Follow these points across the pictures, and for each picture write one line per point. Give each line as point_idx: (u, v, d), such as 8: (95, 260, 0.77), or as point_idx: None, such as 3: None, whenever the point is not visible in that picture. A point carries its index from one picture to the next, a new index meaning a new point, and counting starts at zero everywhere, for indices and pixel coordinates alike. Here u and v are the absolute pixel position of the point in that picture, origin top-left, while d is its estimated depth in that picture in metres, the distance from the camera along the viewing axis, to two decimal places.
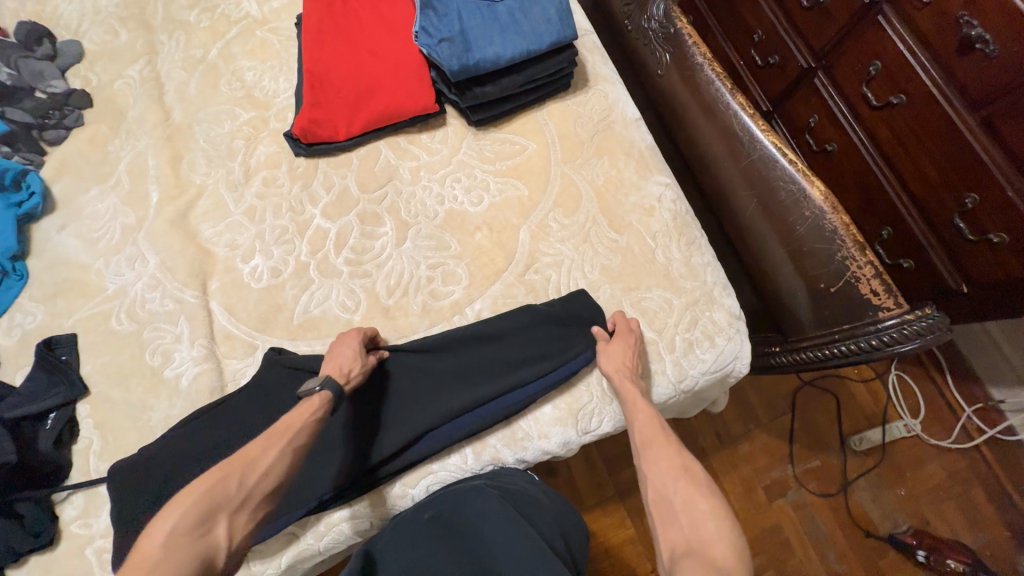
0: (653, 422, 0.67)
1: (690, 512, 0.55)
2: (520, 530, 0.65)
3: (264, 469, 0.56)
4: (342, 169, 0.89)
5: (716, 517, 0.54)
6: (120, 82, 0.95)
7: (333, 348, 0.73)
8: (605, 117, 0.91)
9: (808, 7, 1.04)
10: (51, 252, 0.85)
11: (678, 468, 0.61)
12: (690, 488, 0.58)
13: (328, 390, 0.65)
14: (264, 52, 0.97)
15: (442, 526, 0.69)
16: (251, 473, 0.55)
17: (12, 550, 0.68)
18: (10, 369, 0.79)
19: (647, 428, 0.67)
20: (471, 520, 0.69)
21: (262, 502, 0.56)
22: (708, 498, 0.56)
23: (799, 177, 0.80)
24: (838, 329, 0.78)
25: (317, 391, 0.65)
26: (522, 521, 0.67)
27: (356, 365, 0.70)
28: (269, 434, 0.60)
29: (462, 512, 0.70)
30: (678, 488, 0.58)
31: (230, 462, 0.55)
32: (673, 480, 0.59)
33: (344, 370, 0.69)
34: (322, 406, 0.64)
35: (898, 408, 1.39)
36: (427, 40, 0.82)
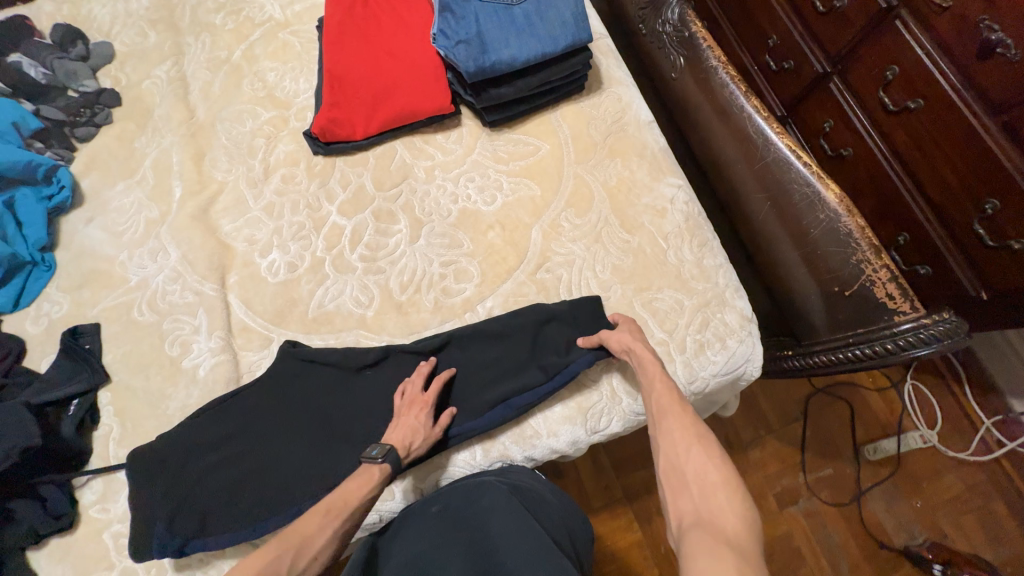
0: (670, 392, 0.65)
1: (701, 482, 0.55)
2: (524, 523, 0.66)
3: (316, 551, 0.58)
4: (359, 167, 0.90)
5: (727, 487, 0.53)
6: (148, 82, 0.98)
7: (402, 411, 0.73)
8: (619, 118, 0.92)
9: (824, 11, 1.04)
10: (78, 244, 0.88)
11: (693, 436, 0.59)
12: (703, 457, 0.57)
13: (388, 466, 0.67)
14: (285, 54, 0.99)
15: (448, 517, 0.70)
16: (305, 553, 0.57)
17: (35, 531, 0.70)
18: (36, 356, 0.82)
19: (665, 397, 0.65)
20: (476, 510, 0.70)
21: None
22: (717, 464, 0.56)
23: (814, 180, 0.80)
24: (853, 333, 0.78)
25: (379, 467, 0.66)
26: (526, 515, 0.68)
27: (420, 439, 0.70)
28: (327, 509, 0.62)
29: (467, 503, 0.71)
30: (693, 457, 0.57)
31: (286, 538, 0.58)
32: (685, 448, 0.58)
33: (406, 443, 0.69)
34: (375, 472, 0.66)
35: (914, 418, 1.36)
36: (444, 42, 0.84)
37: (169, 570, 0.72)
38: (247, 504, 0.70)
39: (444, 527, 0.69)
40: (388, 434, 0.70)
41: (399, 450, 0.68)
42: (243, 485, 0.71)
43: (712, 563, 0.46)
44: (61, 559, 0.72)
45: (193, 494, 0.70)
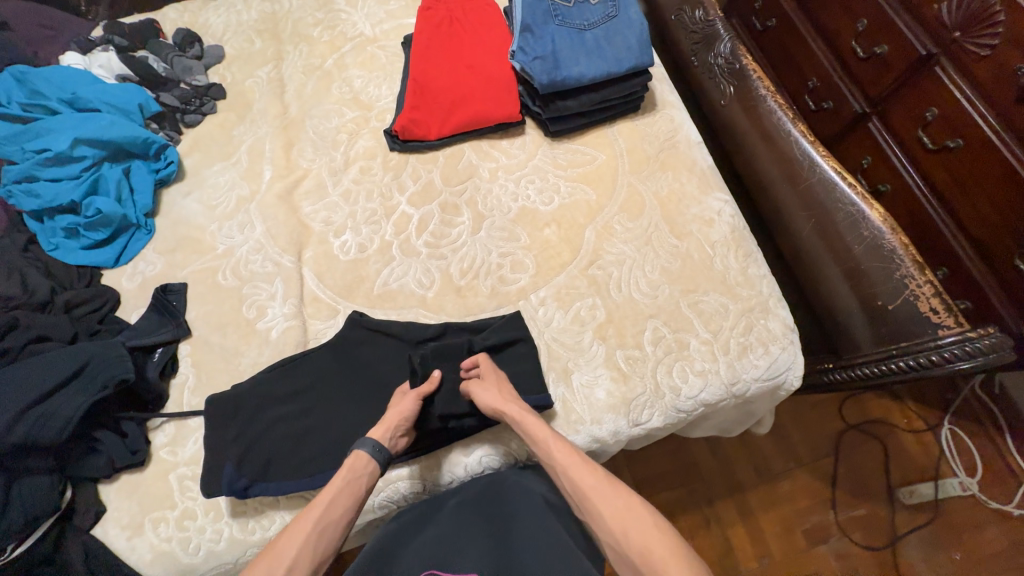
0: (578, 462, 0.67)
1: (648, 564, 0.57)
2: (543, 520, 0.68)
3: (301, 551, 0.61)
4: (430, 165, 0.99)
5: (675, 562, 0.56)
6: (250, 80, 1.11)
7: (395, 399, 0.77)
8: (671, 137, 0.99)
9: (865, 57, 1.11)
10: (176, 213, 0.98)
11: (631, 516, 0.61)
12: (642, 536, 0.59)
13: (364, 449, 0.70)
14: (372, 64, 1.11)
15: (468, 504, 0.74)
16: (278, 564, 0.59)
17: (112, 463, 0.76)
18: (129, 307, 0.91)
19: (588, 483, 0.65)
20: (499, 504, 0.73)
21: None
22: (661, 536, 0.59)
23: (858, 201, 0.85)
24: (895, 346, 0.80)
25: (355, 453, 0.70)
26: (544, 513, 0.69)
27: (401, 425, 0.73)
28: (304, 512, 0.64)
29: (489, 494, 0.75)
30: (634, 540, 0.59)
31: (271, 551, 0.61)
32: (624, 536, 0.60)
33: (389, 426, 0.73)
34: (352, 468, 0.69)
35: (952, 464, 1.32)
36: (523, 57, 0.94)
37: (227, 515, 0.76)
38: (306, 458, 0.75)
39: (465, 515, 0.72)
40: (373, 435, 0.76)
41: (380, 437, 0.72)
42: (304, 439, 0.76)
43: None
44: (130, 494, 0.77)
45: (260, 442, 0.75)
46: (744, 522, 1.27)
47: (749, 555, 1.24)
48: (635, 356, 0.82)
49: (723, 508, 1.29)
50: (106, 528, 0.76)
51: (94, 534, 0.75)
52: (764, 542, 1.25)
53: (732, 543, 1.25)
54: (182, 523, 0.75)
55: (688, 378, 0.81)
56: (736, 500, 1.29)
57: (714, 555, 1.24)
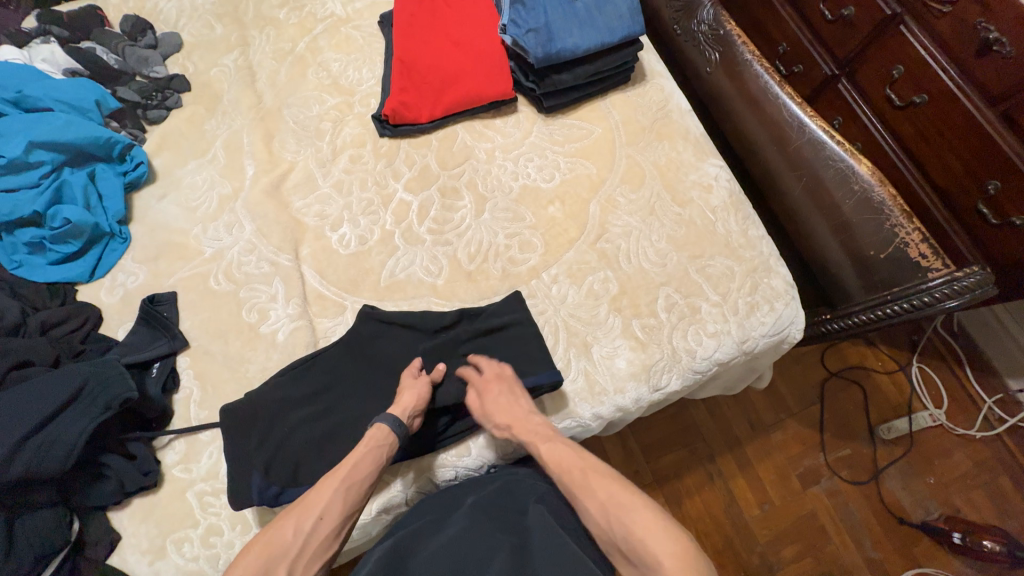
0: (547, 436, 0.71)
1: (631, 542, 0.57)
2: (562, 540, 0.62)
3: (320, 512, 0.62)
4: (423, 149, 0.96)
5: (653, 538, 0.56)
6: (216, 70, 1.03)
7: (408, 384, 0.75)
8: (663, 107, 1.00)
9: (833, 19, 1.04)
10: (152, 218, 0.91)
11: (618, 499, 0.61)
12: (621, 516, 0.59)
13: (382, 427, 0.69)
14: (348, 46, 1.05)
15: (481, 508, 0.69)
16: (307, 519, 0.61)
17: (123, 488, 0.72)
18: (114, 324, 0.84)
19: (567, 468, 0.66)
20: (514, 513, 0.69)
21: (323, 546, 0.62)
22: (641, 511, 0.58)
23: (846, 157, 0.88)
24: (889, 291, 0.85)
25: (375, 425, 0.70)
26: (564, 538, 0.63)
27: (418, 406, 0.73)
28: (331, 476, 0.66)
29: (503, 502, 0.71)
30: (615, 523, 0.59)
31: (294, 511, 0.62)
32: (605, 519, 0.60)
33: (407, 406, 0.72)
34: (375, 438, 0.69)
35: (922, 398, 1.43)
36: (515, 30, 0.92)
37: (255, 525, 0.73)
38: (336, 456, 0.73)
39: (477, 520, 0.67)
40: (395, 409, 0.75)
41: (399, 413, 0.71)
42: (332, 438, 0.74)
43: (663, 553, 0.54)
44: (145, 519, 0.73)
45: (284, 447, 0.72)
46: (744, 473, 1.35)
47: (751, 502, 1.32)
48: (650, 324, 0.84)
49: (724, 463, 1.35)
50: (123, 555, 0.72)
51: (111, 563, 0.71)
52: (763, 489, 1.33)
53: (735, 493, 1.33)
54: (207, 540, 0.72)
55: (702, 340, 0.84)
56: (735, 454, 1.37)
57: (718, 506, 1.31)
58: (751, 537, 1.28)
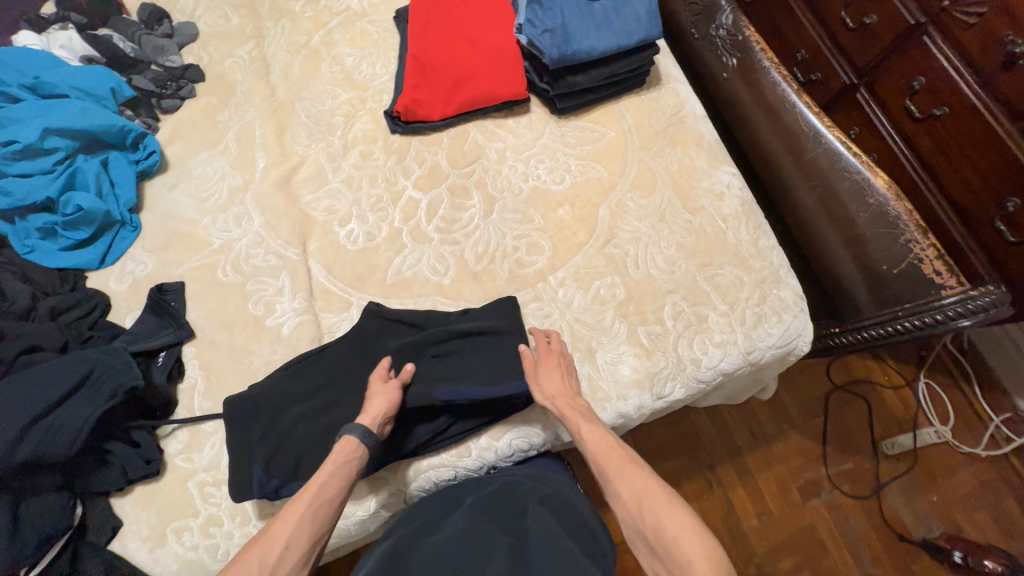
0: (581, 416, 0.71)
1: (662, 538, 0.59)
2: (561, 541, 0.62)
3: (287, 542, 0.60)
4: (434, 147, 0.96)
5: (686, 538, 0.57)
6: (231, 61, 1.03)
7: (383, 388, 0.74)
8: (677, 112, 0.99)
9: (854, 28, 1.02)
10: (163, 207, 0.91)
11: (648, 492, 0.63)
12: (656, 512, 0.61)
13: (349, 437, 0.68)
14: (363, 41, 1.05)
15: (480, 509, 0.70)
16: (272, 550, 0.59)
17: (126, 475, 0.72)
18: (121, 312, 0.85)
19: (603, 459, 0.67)
20: (513, 514, 0.69)
21: (292, 575, 0.59)
22: (671, 511, 0.61)
23: (863, 169, 0.87)
24: (900, 307, 0.84)
25: (343, 438, 0.69)
26: (564, 539, 0.62)
27: (386, 412, 0.71)
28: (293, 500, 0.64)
29: (502, 503, 0.71)
30: (648, 520, 0.61)
31: (259, 542, 0.60)
32: (639, 511, 0.62)
33: (377, 412, 0.71)
34: (344, 453, 0.68)
35: (928, 415, 1.41)
36: (530, 30, 0.91)
37: (254, 518, 0.74)
38: None
39: (475, 519, 0.67)
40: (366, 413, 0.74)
41: (369, 423, 0.70)
42: (333, 434, 0.75)
43: (688, 547, 0.57)
44: (147, 506, 0.74)
45: (286, 441, 0.73)
46: (743, 483, 1.34)
47: (750, 513, 1.31)
48: (656, 331, 0.84)
49: (724, 472, 1.35)
50: (124, 541, 0.72)
51: (112, 549, 0.72)
52: (763, 500, 1.33)
53: (734, 503, 1.32)
54: (207, 530, 0.73)
55: (708, 349, 0.83)
56: (736, 464, 1.36)
57: (717, 515, 1.30)
58: (748, 548, 1.28)
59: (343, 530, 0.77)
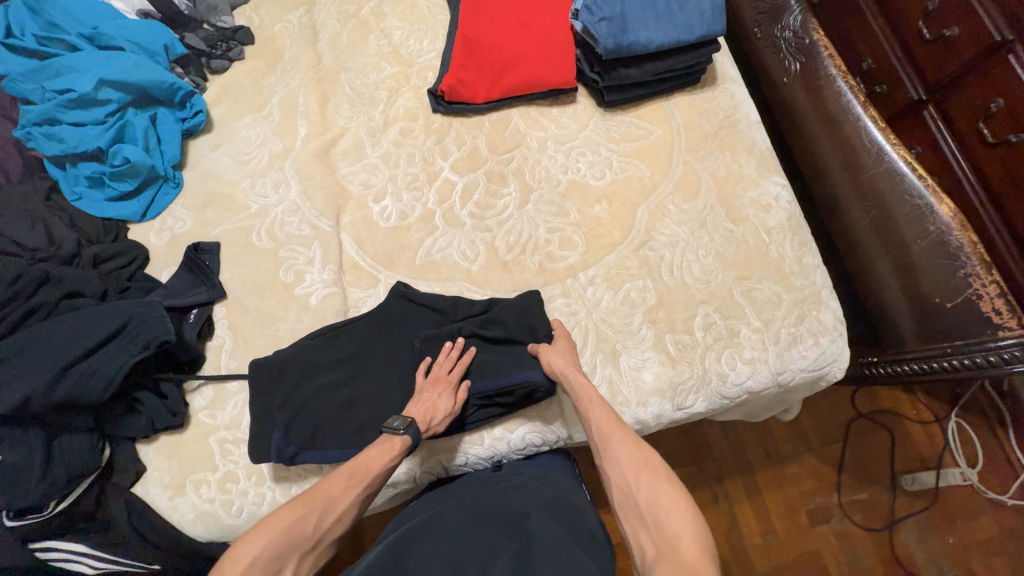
0: (584, 383, 0.72)
1: (653, 508, 0.57)
2: (566, 546, 0.60)
3: (339, 514, 0.61)
4: (474, 130, 0.94)
5: (677, 511, 0.55)
6: (280, 25, 1.03)
7: (426, 389, 0.73)
8: (730, 114, 0.95)
9: (931, 39, 0.93)
10: (204, 166, 0.92)
11: (645, 463, 0.61)
12: (652, 482, 0.59)
13: (410, 438, 0.68)
14: (413, 15, 1.03)
15: (479, 510, 0.69)
16: (327, 516, 0.60)
17: (152, 424, 0.75)
18: (159, 266, 0.87)
19: (604, 426, 0.67)
20: (514, 514, 0.67)
21: (330, 544, 0.60)
22: (666, 487, 0.58)
23: (927, 193, 0.81)
24: (947, 344, 0.80)
25: (399, 435, 0.68)
26: (573, 547, 0.60)
27: (442, 416, 0.71)
28: (351, 475, 0.63)
29: (503, 503, 0.70)
30: (641, 489, 0.59)
31: (310, 501, 0.59)
32: (634, 479, 0.60)
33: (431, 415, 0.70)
34: (400, 451, 0.67)
35: (955, 455, 1.34)
36: (588, 16, 0.88)
37: (269, 479, 0.76)
38: (354, 427, 0.75)
39: (475, 520, 0.67)
40: (410, 408, 0.71)
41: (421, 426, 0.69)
42: (351, 410, 0.76)
43: (680, 521, 0.54)
44: (170, 455, 0.77)
45: (305, 410, 0.74)
46: (750, 502, 1.31)
47: (754, 532, 1.29)
48: (684, 341, 0.81)
49: (731, 488, 1.32)
50: (146, 486, 0.76)
51: (135, 492, 0.75)
52: (768, 520, 1.30)
53: (738, 520, 1.29)
54: (224, 485, 0.75)
55: (736, 365, 0.81)
56: (745, 481, 1.33)
57: (719, 530, 1.29)
58: (749, 566, 1.26)
59: None
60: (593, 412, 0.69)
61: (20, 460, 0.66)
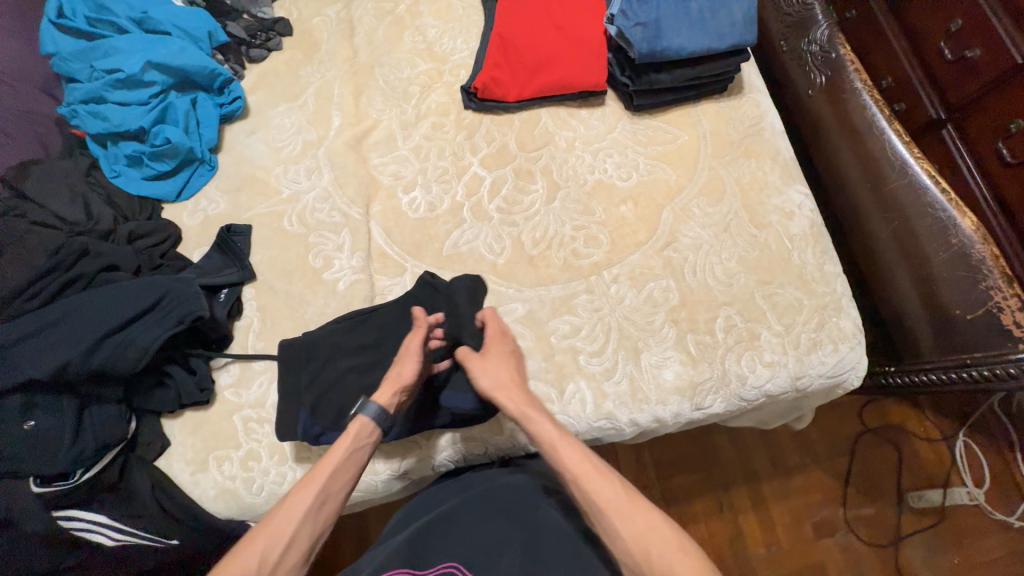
0: (564, 437, 0.64)
1: None
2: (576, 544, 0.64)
3: (289, 541, 0.56)
4: (504, 127, 0.96)
5: None
6: (318, 19, 1.05)
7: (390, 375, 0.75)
8: (756, 123, 0.96)
9: (952, 59, 0.94)
10: (239, 151, 0.94)
11: (656, 534, 0.57)
12: (664, 556, 0.55)
13: (363, 415, 0.66)
14: (448, 14, 1.05)
15: (490, 501, 0.70)
16: (275, 545, 0.55)
17: (180, 399, 0.76)
18: (191, 246, 0.88)
19: (594, 491, 0.60)
20: (525, 507, 0.69)
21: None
22: (682, 559, 0.55)
23: (950, 207, 0.83)
24: (967, 356, 0.81)
25: (356, 422, 0.65)
26: (582, 545, 0.64)
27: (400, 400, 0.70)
28: (298, 491, 0.59)
29: (513, 495, 0.71)
30: (654, 560, 0.55)
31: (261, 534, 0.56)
32: (640, 552, 0.56)
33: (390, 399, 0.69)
34: (353, 443, 0.64)
35: (962, 474, 1.33)
36: (623, 20, 0.90)
37: (291, 459, 0.77)
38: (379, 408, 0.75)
39: (488, 513, 0.68)
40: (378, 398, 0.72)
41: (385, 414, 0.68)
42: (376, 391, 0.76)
43: None
44: (194, 431, 0.78)
45: (333, 389, 0.75)
46: (756, 511, 1.31)
47: (758, 541, 1.29)
48: (705, 342, 0.82)
49: (738, 497, 1.32)
50: (170, 461, 0.77)
51: (159, 465, 0.76)
52: (773, 531, 1.30)
53: (743, 529, 1.29)
54: (246, 463, 0.76)
55: (756, 367, 0.82)
56: (751, 491, 1.33)
57: (724, 537, 1.28)
58: None
59: (370, 485, 0.79)
60: (578, 472, 0.61)
61: (52, 424, 0.67)
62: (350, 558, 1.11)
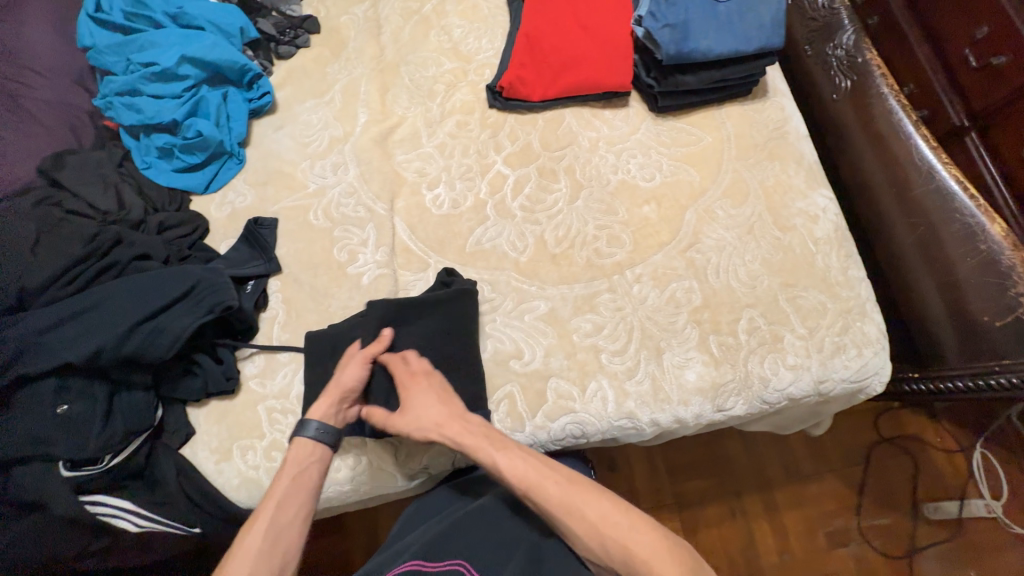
0: (502, 450, 0.67)
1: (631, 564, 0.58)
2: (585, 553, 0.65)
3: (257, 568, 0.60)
4: (528, 127, 0.97)
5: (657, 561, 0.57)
6: (346, 17, 1.07)
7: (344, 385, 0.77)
8: (780, 127, 0.97)
9: (977, 66, 0.94)
10: (266, 146, 0.96)
11: (610, 517, 0.62)
12: (624, 534, 0.60)
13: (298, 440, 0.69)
14: (474, 14, 1.06)
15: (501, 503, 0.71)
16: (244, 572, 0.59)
17: (207, 388, 0.77)
18: (218, 237, 0.89)
19: (542, 488, 0.64)
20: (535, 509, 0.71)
21: None
22: (642, 534, 0.60)
23: (978, 213, 0.82)
24: (996, 361, 0.80)
25: (295, 445, 0.69)
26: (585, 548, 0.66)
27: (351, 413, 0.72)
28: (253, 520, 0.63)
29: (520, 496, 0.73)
30: (609, 539, 0.60)
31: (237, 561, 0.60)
32: (600, 536, 0.61)
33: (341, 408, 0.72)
34: (295, 464, 0.68)
35: (979, 486, 1.32)
36: (651, 22, 0.91)
37: None
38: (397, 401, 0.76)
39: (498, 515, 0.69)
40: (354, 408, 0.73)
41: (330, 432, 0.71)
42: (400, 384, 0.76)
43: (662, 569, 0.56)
44: (219, 420, 0.79)
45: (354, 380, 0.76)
46: (769, 517, 1.30)
47: (771, 549, 1.27)
48: (728, 343, 0.82)
49: (751, 503, 1.31)
50: (194, 448, 0.78)
51: (183, 453, 0.77)
52: (786, 538, 1.29)
53: (755, 536, 1.28)
54: (269, 453, 0.77)
55: (779, 370, 0.81)
56: (764, 497, 1.32)
57: (737, 543, 1.27)
58: None
59: (391, 479, 0.79)
60: (522, 478, 0.65)
61: (84, 409, 0.68)
62: (364, 551, 1.11)
